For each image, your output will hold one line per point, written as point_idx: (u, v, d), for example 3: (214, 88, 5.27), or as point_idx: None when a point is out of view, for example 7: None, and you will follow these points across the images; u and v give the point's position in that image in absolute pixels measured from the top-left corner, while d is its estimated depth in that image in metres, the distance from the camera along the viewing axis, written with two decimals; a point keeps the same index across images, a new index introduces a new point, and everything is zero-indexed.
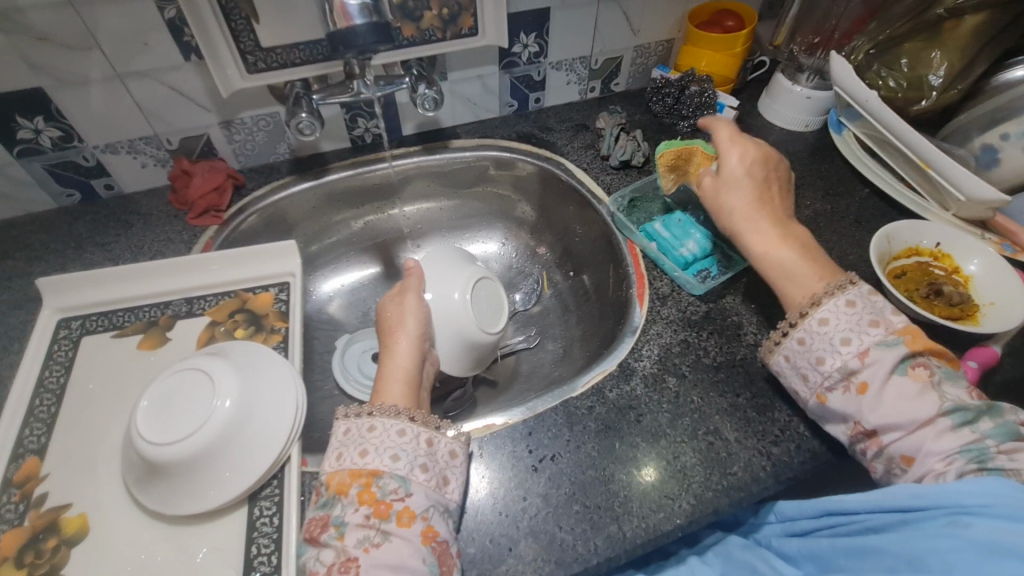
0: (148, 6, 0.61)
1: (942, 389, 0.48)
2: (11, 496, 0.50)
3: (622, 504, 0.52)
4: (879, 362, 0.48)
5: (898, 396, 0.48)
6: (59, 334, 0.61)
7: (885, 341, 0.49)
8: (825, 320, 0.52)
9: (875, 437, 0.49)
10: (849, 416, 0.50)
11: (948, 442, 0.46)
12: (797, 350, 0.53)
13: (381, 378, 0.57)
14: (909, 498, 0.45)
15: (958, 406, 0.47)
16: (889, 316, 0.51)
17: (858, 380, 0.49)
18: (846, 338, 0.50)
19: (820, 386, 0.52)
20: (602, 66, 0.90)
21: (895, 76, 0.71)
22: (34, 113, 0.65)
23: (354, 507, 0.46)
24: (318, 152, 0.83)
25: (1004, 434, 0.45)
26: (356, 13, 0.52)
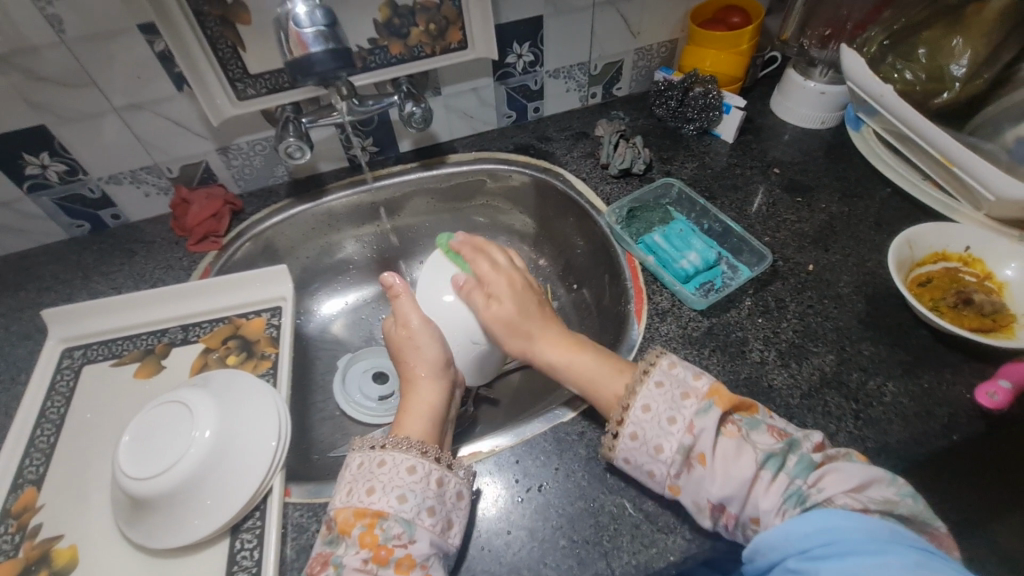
0: (138, 41, 0.62)
1: (753, 441, 0.47)
2: (9, 526, 0.51)
3: (612, 538, 0.49)
4: (705, 433, 0.47)
5: (727, 462, 0.46)
6: (62, 364, 0.62)
7: (701, 407, 0.48)
8: (647, 406, 0.49)
9: (727, 511, 0.46)
10: (698, 497, 0.47)
11: (774, 497, 0.44)
12: (633, 447, 0.49)
13: (403, 414, 0.58)
14: (793, 534, 0.42)
15: (769, 453, 0.46)
16: (696, 381, 0.50)
17: (696, 455, 0.47)
18: (671, 417, 0.48)
19: (670, 477, 0.48)
20: (602, 71, 0.87)
21: (912, 68, 0.66)
22: (39, 150, 0.67)
23: (354, 549, 0.45)
24: (315, 173, 0.83)
25: (805, 468, 0.45)
26: (312, 41, 0.52)
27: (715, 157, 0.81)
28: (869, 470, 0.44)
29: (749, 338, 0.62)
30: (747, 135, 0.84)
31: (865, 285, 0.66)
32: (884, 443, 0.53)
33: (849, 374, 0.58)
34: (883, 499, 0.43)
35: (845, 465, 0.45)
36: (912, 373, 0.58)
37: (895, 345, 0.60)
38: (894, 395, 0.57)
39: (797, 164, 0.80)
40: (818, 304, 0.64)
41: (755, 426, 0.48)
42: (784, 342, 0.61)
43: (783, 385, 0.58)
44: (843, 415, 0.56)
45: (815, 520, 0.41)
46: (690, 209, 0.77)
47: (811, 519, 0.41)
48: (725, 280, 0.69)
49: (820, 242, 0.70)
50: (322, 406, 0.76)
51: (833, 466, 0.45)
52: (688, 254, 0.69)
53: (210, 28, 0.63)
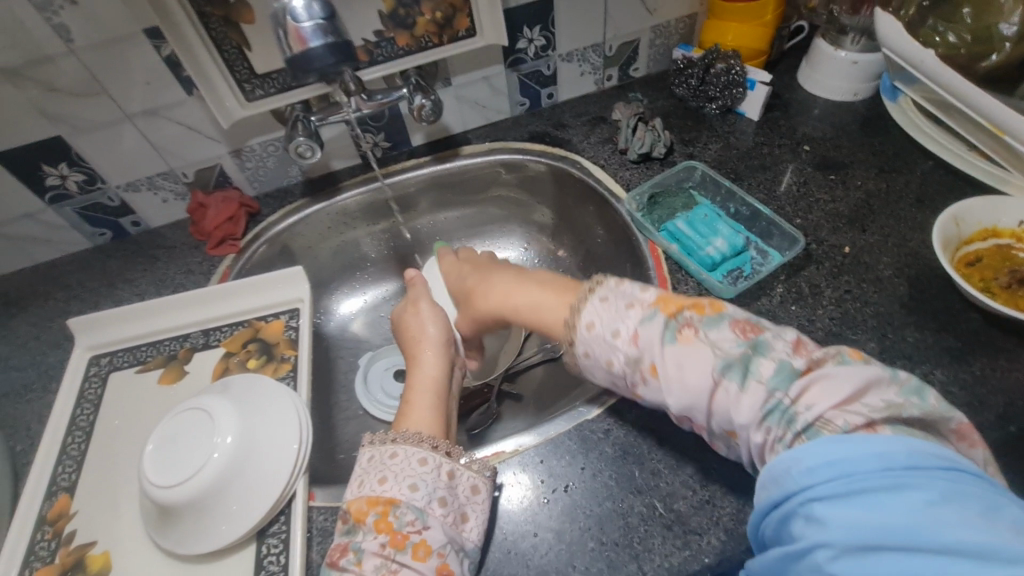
0: (144, 47, 0.61)
1: (711, 339, 0.41)
2: (45, 533, 0.52)
3: (643, 540, 0.47)
4: (649, 341, 0.43)
5: (680, 369, 0.41)
6: (90, 372, 0.63)
7: (645, 315, 0.44)
8: (606, 299, 0.47)
9: (694, 421, 0.42)
10: (662, 405, 0.44)
11: (750, 405, 0.38)
12: (592, 338, 0.46)
13: (408, 395, 0.57)
14: (796, 470, 0.35)
15: (728, 358, 0.40)
16: (642, 292, 0.46)
17: (647, 365, 0.43)
18: (616, 329, 0.45)
19: (630, 386, 0.45)
20: (618, 52, 0.83)
21: (956, 29, 0.60)
22: (58, 161, 0.68)
23: (372, 535, 0.44)
24: (329, 171, 0.82)
25: (786, 377, 0.38)
26: (311, 35, 0.51)
27: (740, 136, 0.78)
28: (865, 371, 0.37)
29: (781, 327, 0.58)
30: (775, 111, 0.80)
31: (907, 267, 0.62)
32: None
33: (892, 362, 0.55)
34: (885, 405, 0.36)
35: (836, 369, 0.38)
36: (962, 359, 0.54)
37: (941, 330, 0.57)
38: (942, 383, 0.53)
39: (829, 140, 0.75)
40: (856, 288, 0.61)
41: (713, 323, 0.42)
42: (819, 330, 0.58)
43: None
44: None
45: (820, 452, 0.34)
46: (715, 192, 0.73)
47: (813, 453, 0.34)
48: (755, 266, 0.65)
49: (856, 222, 0.66)
50: (346, 406, 0.76)
51: (818, 373, 0.38)
52: (714, 240, 0.66)
53: (214, 29, 0.63)
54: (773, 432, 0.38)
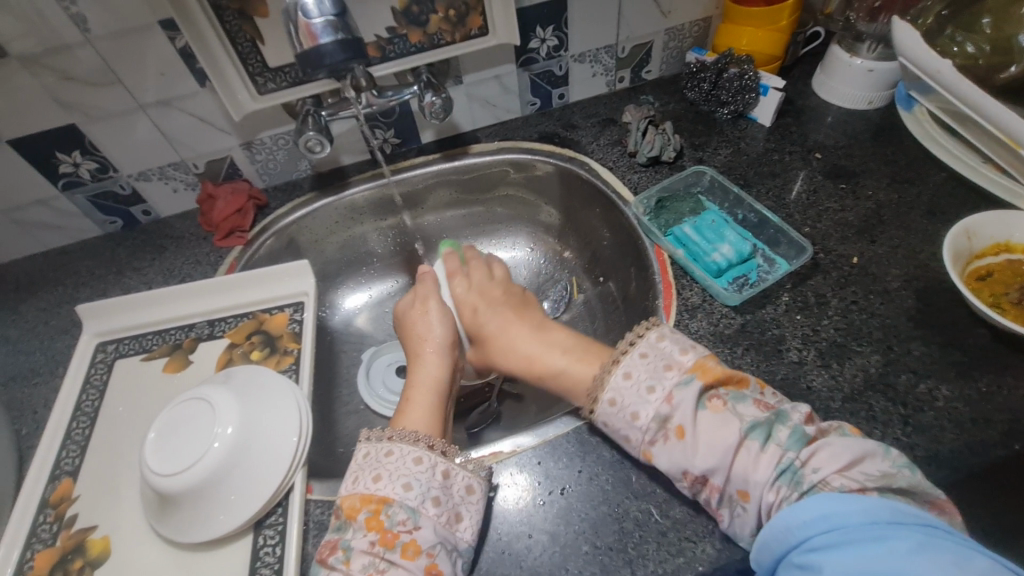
0: (159, 37, 0.62)
1: (738, 412, 0.45)
2: (48, 515, 0.53)
3: (637, 545, 0.47)
4: (683, 403, 0.46)
5: (706, 434, 0.45)
6: (96, 358, 0.64)
7: (681, 380, 0.47)
8: (645, 353, 0.49)
9: (709, 482, 0.44)
10: (676, 468, 0.45)
11: (766, 467, 0.43)
12: (611, 412, 0.49)
13: (405, 397, 0.57)
14: (793, 524, 0.39)
15: (754, 422, 0.44)
16: (681, 355, 0.48)
17: (673, 426, 0.46)
18: (651, 386, 0.47)
19: (644, 443, 0.47)
20: (631, 54, 0.83)
21: (974, 40, 0.59)
22: (71, 149, 0.68)
23: (362, 533, 0.45)
24: (338, 166, 0.83)
25: (799, 441, 0.43)
26: (321, 32, 0.52)
27: (751, 142, 0.77)
28: (860, 444, 0.43)
29: (785, 336, 0.58)
30: (787, 117, 0.79)
31: (915, 280, 0.61)
32: (935, 450, 0.50)
33: (896, 376, 0.54)
34: (880, 475, 0.41)
35: (837, 441, 0.43)
36: (968, 375, 0.54)
37: (948, 344, 0.56)
38: (947, 399, 0.53)
39: (842, 148, 0.74)
40: (863, 299, 0.60)
41: (740, 399, 0.46)
42: (824, 341, 0.57)
43: (822, 386, 0.54)
44: (889, 419, 0.52)
45: (814, 507, 0.39)
46: (723, 199, 0.72)
47: (810, 507, 0.39)
48: (761, 274, 0.65)
49: (866, 232, 0.65)
50: (347, 400, 0.76)
51: (825, 442, 0.43)
52: (720, 247, 0.66)
53: (228, 22, 0.63)
54: (782, 492, 0.42)
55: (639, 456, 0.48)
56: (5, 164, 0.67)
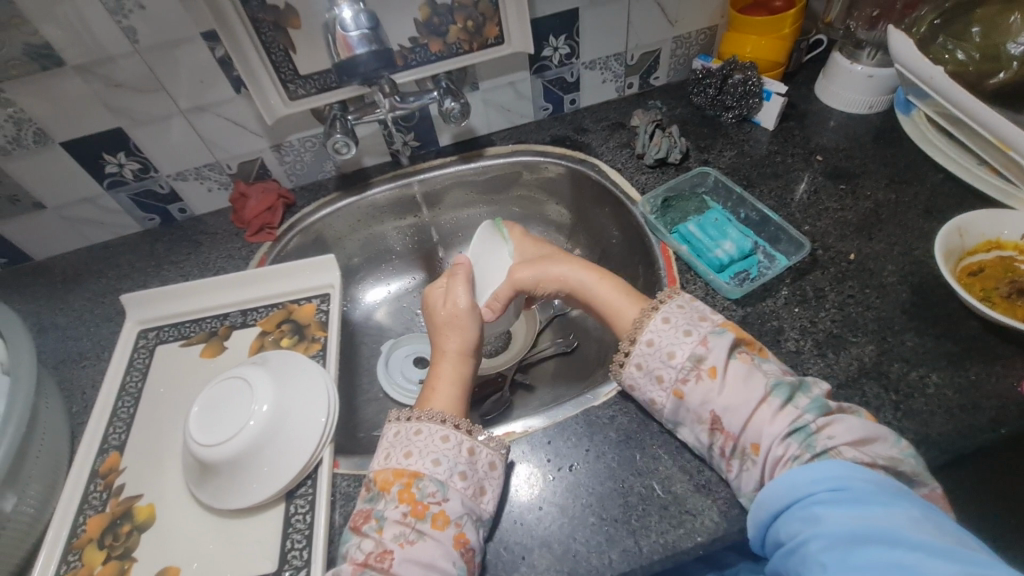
0: (201, 48, 0.67)
1: (763, 369, 0.50)
2: (98, 484, 0.58)
3: (640, 518, 0.51)
4: (717, 349, 0.50)
5: (736, 384, 0.49)
6: (138, 343, 0.69)
7: (715, 329, 0.52)
8: (667, 319, 0.54)
9: (725, 430, 0.49)
10: (702, 409, 0.50)
11: (781, 423, 0.47)
12: (648, 352, 0.53)
13: (433, 381, 0.61)
14: (802, 480, 0.44)
15: (779, 381, 0.49)
16: (712, 313, 0.54)
17: (707, 367, 0.50)
18: (688, 331, 0.52)
19: (676, 381, 0.51)
20: (639, 62, 0.87)
21: (964, 48, 0.62)
22: (117, 150, 0.74)
23: (394, 504, 0.49)
24: (360, 167, 0.87)
25: (817, 408, 0.47)
26: (357, 43, 0.56)
27: (754, 144, 0.80)
28: (875, 428, 0.46)
29: (784, 327, 0.61)
30: (789, 121, 0.82)
31: (910, 275, 0.64)
32: (924, 434, 0.52)
33: (889, 365, 0.57)
34: (888, 457, 0.45)
35: (851, 419, 0.46)
36: (959, 365, 0.56)
37: (940, 336, 0.59)
38: (937, 386, 0.55)
39: (842, 150, 0.77)
40: (859, 293, 0.63)
41: (764, 360, 0.51)
42: (821, 332, 0.60)
43: (818, 374, 0.57)
44: (881, 405, 0.55)
45: (830, 468, 0.43)
46: (726, 198, 0.76)
47: (822, 468, 0.44)
48: (762, 269, 0.68)
49: (863, 230, 0.68)
50: (367, 388, 0.81)
51: (842, 417, 0.47)
52: (724, 243, 0.69)
53: (264, 33, 0.68)
54: (792, 449, 0.46)
55: (666, 399, 0.52)
56: (58, 163, 0.73)
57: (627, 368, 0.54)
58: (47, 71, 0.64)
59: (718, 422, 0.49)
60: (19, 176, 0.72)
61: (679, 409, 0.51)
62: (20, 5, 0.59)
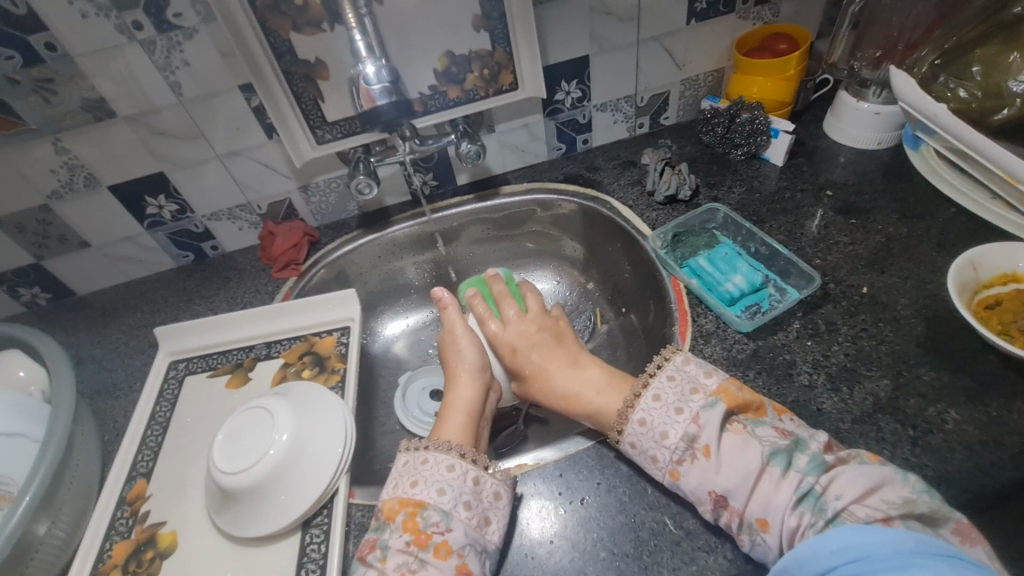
0: (238, 99, 0.73)
1: (758, 436, 0.49)
2: (124, 511, 0.60)
3: (652, 553, 0.50)
4: (709, 424, 0.49)
5: (730, 456, 0.48)
6: (169, 374, 0.73)
7: (707, 402, 0.50)
8: (658, 396, 0.52)
9: (729, 506, 0.47)
10: (701, 489, 0.48)
11: (787, 492, 0.45)
12: (640, 432, 0.52)
13: (444, 408, 0.63)
14: (818, 553, 0.41)
15: (775, 448, 0.47)
16: (706, 378, 0.52)
17: (701, 445, 0.49)
18: (678, 408, 0.51)
19: (671, 462, 0.50)
20: (649, 103, 0.90)
21: (966, 85, 0.64)
22: (158, 193, 0.79)
23: (398, 533, 0.49)
24: (382, 206, 0.92)
25: (817, 467, 0.46)
26: (379, 95, 0.60)
27: (764, 181, 0.82)
28: (877, 471, 0.45)
29: (796, 361, 0.61)
30: (799, 158, 0.84)
31: (925, 308, 0.63)
32: (945, 472, 0.51)
33: (905, 400, 0.56)
34: (900, 502, 0.43)
35: (852, 468, 0.45)
36: (978, 400, 0.55)
37: (958, 370, 0.58)
38: (956, 422, 0.54)
39: (852, 186, 0.78)
40: (872, 327, 0.63)
41: (759, 424, 0.50)
42: (834, 366, 0.60)
43: (832, 409, 0.57)
44: (898, 441, 0.54)
45: (840, 537, 0.41)
46: (736, 233, 0.77)
47: (837, 537, 0.41)
48: (773, 303, 0.68)
49: (875, 264, 0.69)
50: (384, 420, 0.82)
51: (843, 469, 0.46)
52: (733, 277, 0.70)
53: (296, 84, 0.74)
54: (806, 518, 0.44)
55: (663, 476, 0.51)
56: (103, 205, 0.78)
57: (622, 445, 0.53)
58: (100, 122, 0.70)
59: (720, 500, 0.47)
60: (69, 217, 0.78)
61: (676, 489, 0.50)
62: (81, 65, 0.65)
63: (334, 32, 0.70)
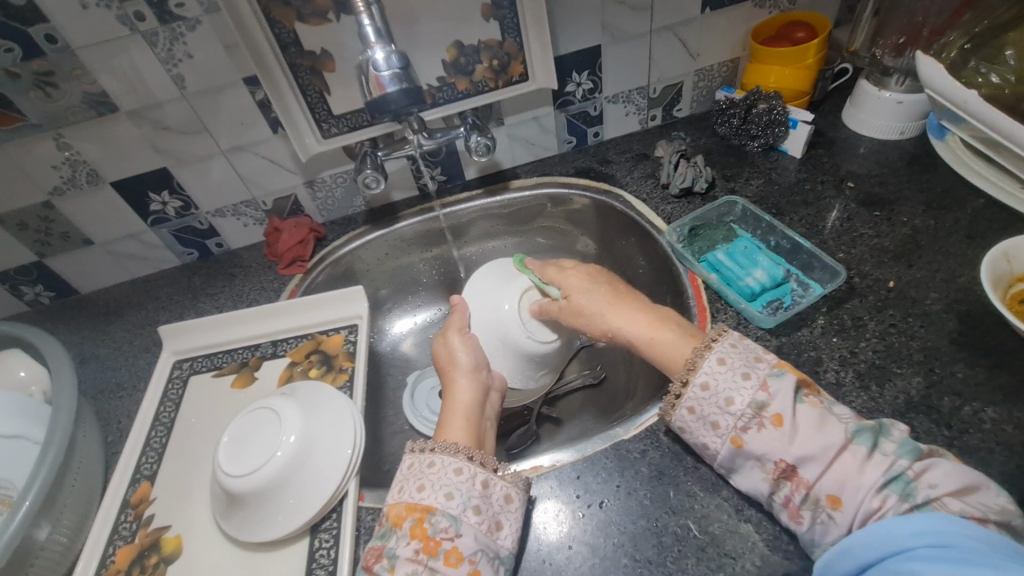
0: (242, 92, 0.71)
1: (836, 414, 0.46)
2: (128, 515, 0.58)
3: (676, 559, 0.48)
4: (782, 392, 0.46)
5: (807, 428, 0.44)
6: (173, 373, 0.71)
7: (774, 370, 0.47)
8: (722, 360, 0.49)
9: (797, 477, 0.44)
10: (767, 456, 0.45)
11: (874, 473, 0.42)
12: (702, 397, 0.48)
13: (442, 412, 0.60)
14: (894, 533, 0.38)
15: (860, 426, 0.44)
16: (766, 352, 0.50)
17: (771, 414, 0.46)
18: (745, 373, 0.48)
19: (735, 429, 0.47)
20: (662, 94, 0.88)
21: (999, 71, 0.62)
22: (162, 189, 0.78)
23: (406, 541, 0.47)
24: (389, 202, 0.90)
25: (911, 452, 0.42)
26: (388, 82, 0.58)
27: (782, 173, 0.80)
28: (971, 473, 0.41)
29: (822, 358, 0.59)
30: (818, 149, 0.81)
31: (956, 303, 0.61)
32: (985, 473, 0.49)
33: (939, 399, 0.54)
34: (998, 508, 0.40)
35: (947, 463, 0.42)
36: (1017, 398, 0.53)
37: (994, 366, 0.55)
38: (995, 422, 0.52)
39: (874, 177, 0.76)
40: (901, 322, 0.60)
41: (833, 403, 0.47)
42: (862, 363, 0.58)
43: (862, 408, 0.54)
44: (933, 441, 0.51)
45: (924, 521, 0.37)
46: (755, 226, 0.75)
47: (920, 519, 0.38)
48: (795, 298, 0.66)
49: (902, 257, 0.66)
50: (393, 420, 0.80)
51: (937, 461, 0.42)
52: (754, 271, 0.68)
53: (301, 76, 0.72)
54: (889, 501, 0.41)
55: (723, 444, 0.48)
56: (106, 202, 0.77)
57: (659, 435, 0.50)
58: (102, 117, 0.68)
59: (789, 470, 0.44)
60: (71, 214, 0.77)
61: (736, 457, 0.47)
62: (82, 57, 0.63)
63: (340, 22, 0.69)
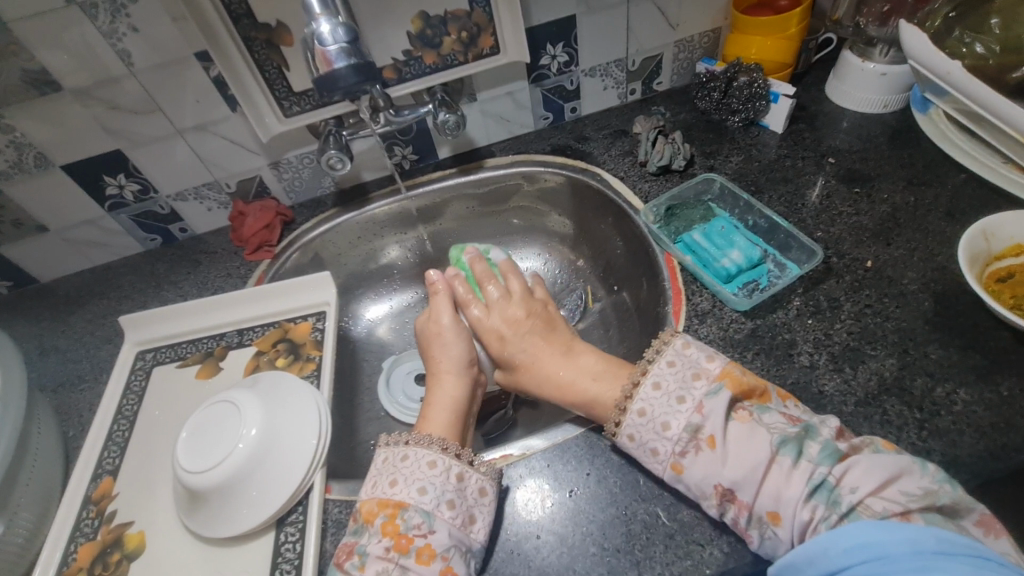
0: (195, 69, 0.67)
1: (766, 424, 0.46)
2: (90, 511, 0.56)
3: (645, 547, 0.48)
4: (714, 413, 0.46)
5: (737, 447, 0.45)
6: (136, 365, 0.69)
7: (710, 389, 0.47)
8: (673, 362, 0.50)
9: (738, 500, 0.44)
10: (707, 480, 0.45)
11: (799, 483, 0.42)
12: (640, 424, 0.48)
13: (427, 403, 0.60)
14: (831, 549, 0.38)
15: (784, 436, 0.45)
16: (709, 363, 0.49)
17: (705, 436, 0.46)
18: (680, 397, 0.48)
19: (674, 455, 0.46)
20: (641, 67, 0.85)
21: (983, 40, 0.59)
22: (117, 172, 0.74)
23: (377, 538, 0.46)
24: (360, 183, 0.86)
25: (830, 456, 0.43)
26: (338, 57, 0.55)
27: (763, 148, 0.77)
28: (894, 461, 0.42)
29: (797, 340, 0.58)
30: (800, 123, 0.79)
31: (932, 282, 0.60)
32: (954, 456, 0.48)
33: (912, 380, 0.53)
34: (921, 493, 0.41)
35: (867, 459, 0.42)
36: (988, 379, 0.52)
37: (967, 347, 0.55)
38: (966, 404, 0.51)
39: (856, 152, 0.74)
40: (877, 303, 0.59)
41: (766, 410, 0.47)
42: (836, 345, 0.57)
43: (836, 390, 0.54)
44: (904, 424, 0.51)
45: (856, 534, 0.38)
46: (733, 205, 0.73)
47: (852, 533, 0.38)
48: (772, 279, 0.65)
49: (880, 236, 0.65)
50: (368, 407, 0.79)
51: (858, 459, 0.43)
52: (730, 252, 0.66)
53: (257, 51, 0.68)
54: (818, 511, 0.42)
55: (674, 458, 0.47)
56: (57, 187, 0.73)
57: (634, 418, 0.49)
58: (45, 97, 0.64)
59: (727, 494, 0.44)
60: (22, 200, 0.73)
61: (679, 484, 0.47)
62: (16, 32, 0.59)
63: None
